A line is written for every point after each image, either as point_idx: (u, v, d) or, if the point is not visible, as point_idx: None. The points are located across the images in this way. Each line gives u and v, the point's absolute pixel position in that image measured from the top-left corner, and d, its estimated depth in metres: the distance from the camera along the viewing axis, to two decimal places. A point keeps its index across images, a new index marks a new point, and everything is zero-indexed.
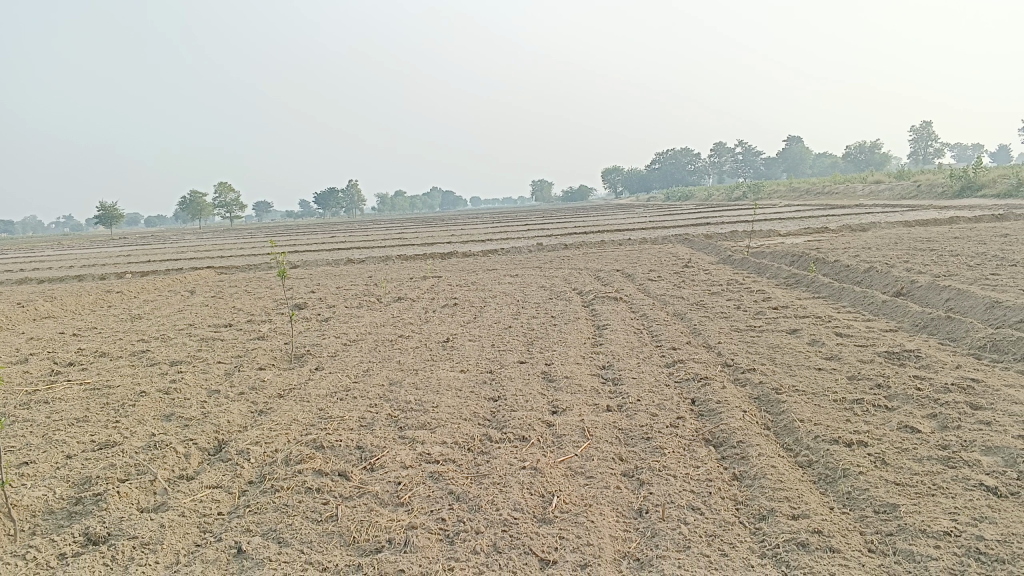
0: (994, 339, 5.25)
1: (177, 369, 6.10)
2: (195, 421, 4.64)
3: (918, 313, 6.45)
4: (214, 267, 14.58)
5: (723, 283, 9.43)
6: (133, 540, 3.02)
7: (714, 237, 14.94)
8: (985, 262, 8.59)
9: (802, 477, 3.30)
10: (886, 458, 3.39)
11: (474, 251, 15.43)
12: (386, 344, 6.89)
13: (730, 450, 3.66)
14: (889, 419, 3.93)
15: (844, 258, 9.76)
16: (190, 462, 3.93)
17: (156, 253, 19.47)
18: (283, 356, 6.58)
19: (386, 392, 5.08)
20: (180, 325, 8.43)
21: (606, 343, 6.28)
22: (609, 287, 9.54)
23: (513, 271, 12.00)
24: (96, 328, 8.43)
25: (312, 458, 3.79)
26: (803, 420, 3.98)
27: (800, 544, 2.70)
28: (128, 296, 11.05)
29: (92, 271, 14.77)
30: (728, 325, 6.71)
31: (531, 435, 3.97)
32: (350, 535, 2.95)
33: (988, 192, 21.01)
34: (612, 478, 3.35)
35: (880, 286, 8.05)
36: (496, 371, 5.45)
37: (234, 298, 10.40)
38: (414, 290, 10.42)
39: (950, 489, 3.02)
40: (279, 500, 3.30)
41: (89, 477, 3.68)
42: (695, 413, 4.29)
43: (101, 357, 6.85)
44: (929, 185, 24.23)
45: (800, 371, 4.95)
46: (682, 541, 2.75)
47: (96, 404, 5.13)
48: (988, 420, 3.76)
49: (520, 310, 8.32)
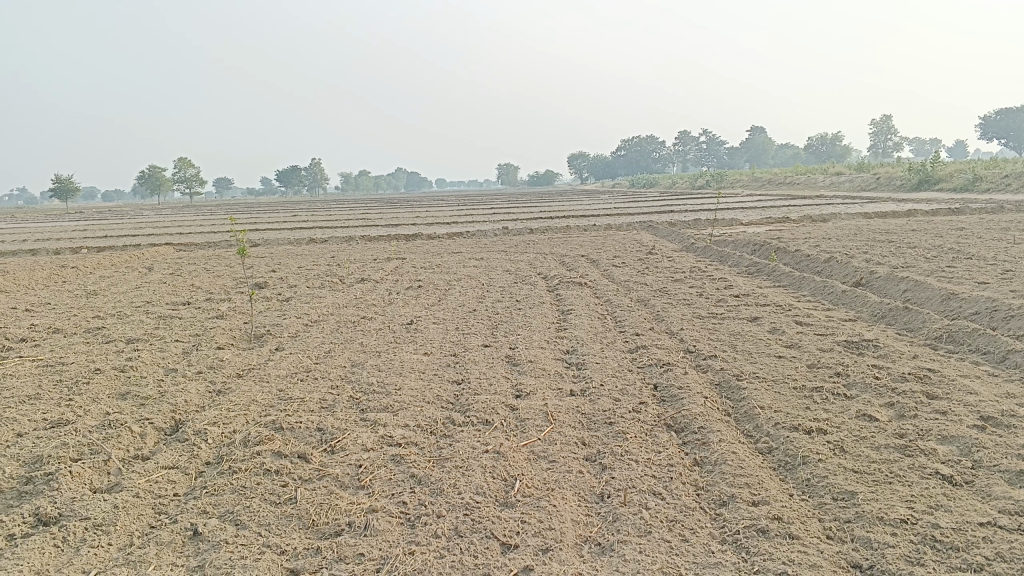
0: (950, 331, 5.35)
1: (134, 347, 5.98)
2: (151, 399, 4.55)
3: (876, 303, 6.55)
4: (173, 244, 14.29)
5: (686, 270, 9.49)
6: (86, 521, 2.94)
7: (678, 225, 15.03)
8: (942, 254, 8.75)
9: (762, 463, 3.33)
10: (845, 446, 3.44)
11: (439, 234, 15.34)
12: (349, 325, 6.81)
13: (691, 436, 3.68)
14: (847, 407, 3.99)
15: (805, 247, 9.89)
16: (145, 441, 3.85)
17: (113, 228, 19.07)
18: (243, 335, 6.48)
19: (347, 373, 5.03)
20: (137, 302, 8.26)
21: (570, 327, 6.29)
22: (575, 272, 9.54)
23: (478, 254, 11.95)
24: (49, 304, 8.20)
25: (271, 440, 3.73)
26: (763, 406, 4.02)
27: (759, 530, 2.71)
28: (84, 272, 10.78)
29: (45, 245, 14.41)
30: (691, 312, 6.77)
31: (493, 418, 3.96)
32: (309, 518, 2.91)
33: (945, 186, 21.45)
34: (575, 463, 3.35)
35: (840, 275, 8.17)
36: (459, 354, 5.43)
37: (193, 277, 10.21)
38: (378, 272, 10.32)
39: (906, 477, 3.07)
40: (237, 482, 3.24)
41: (40, 456, 3.58)
42: (657, 399, 4.30)
43: (55, 333, 6.70)
44: (888, 177, 24.68)
45: (761, 359, 5.00)
46: (644, 526, 2.75)
47: (48, 380, 5.01)
48: (944, 410, 3.83)
49: (485, 293, 8.30)
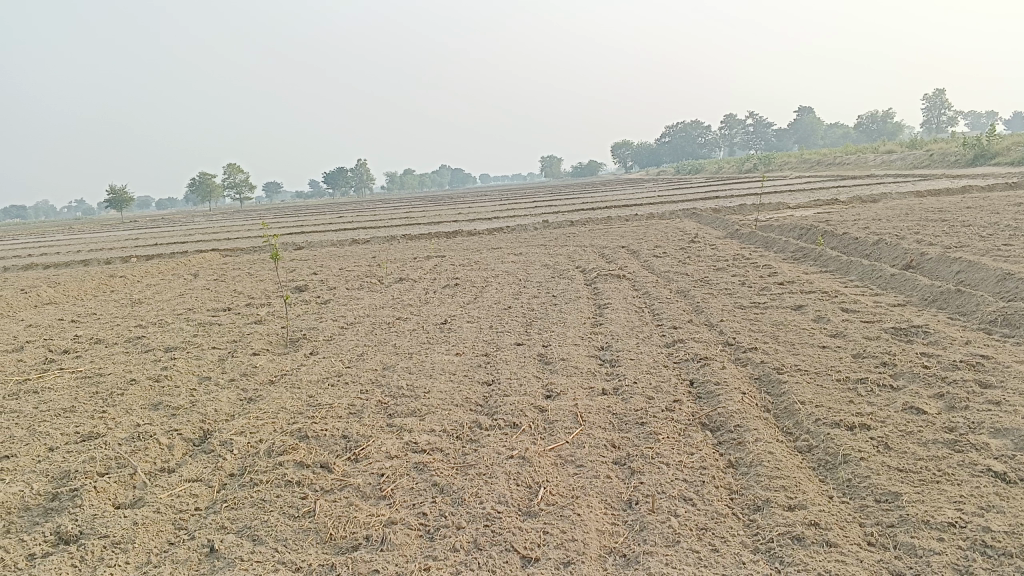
0: (1005, 314, 5.08)
1: (172, 355, 6.01)
2: (182, 409, 4.55)
3: (927, 286, 6.27)
4: (219, 249, 14.45)
5: (728, 258, 9.24)
6: (104, 539, 2.90)
7: (722, 212, 14.70)
8: (998, 232, 8.39)
9: (801, 463, 3.16)
10: (890, 442, 3.24)
11: (479, 230, 15.23)
12: (384, 327, 6.76)
13: (727, 435, 3.52)
14: (893, 400, 3.78)
15: (852, 230, 9.58)
16: (173, 453, 3.83)
17: (164, 236, 19.38)
18: (278, 340, 6.48)
19: (378, 377, 4.96)
20: (179, 309, 8.34)
21: (606, 322, 6.16)
22: (614, 265, 9.36)
23: (517, 250, 11.83)
24: (95, 314, 8.32)
25: (295, 450, 3.68)
26: (804, 401, 3.83)
27: (794, 537, 2.56)
28: (131, 280, 10.95)
29: (97, 255, 14.74)
30: (731, 301, 6.58)
31: (521, 421, 3.85)
32: (326, 531, 2.84)
33: (1002, 161, 20.64)
34: (603, 467, 3.22)
35: (889, 258, 7.86)
36: (492, 353, 5.34)
37: (235, 282, 10.29)
38: (417, 271, 10.27)
39: (956, 475, 2.87)
40: (257, 495, 3.19)
41: (68, 471, 3.57)
42: (693, 396, 4.15)
43: (97, 344, 6.77)
44: (942, 154, 23.89)
45: (804, 350, 4.80)
46: (671, 535, 2.61)
47: (85, 392, 5.04)
48: (998, 400, 3.60)
49: (523, 289, 8.19)
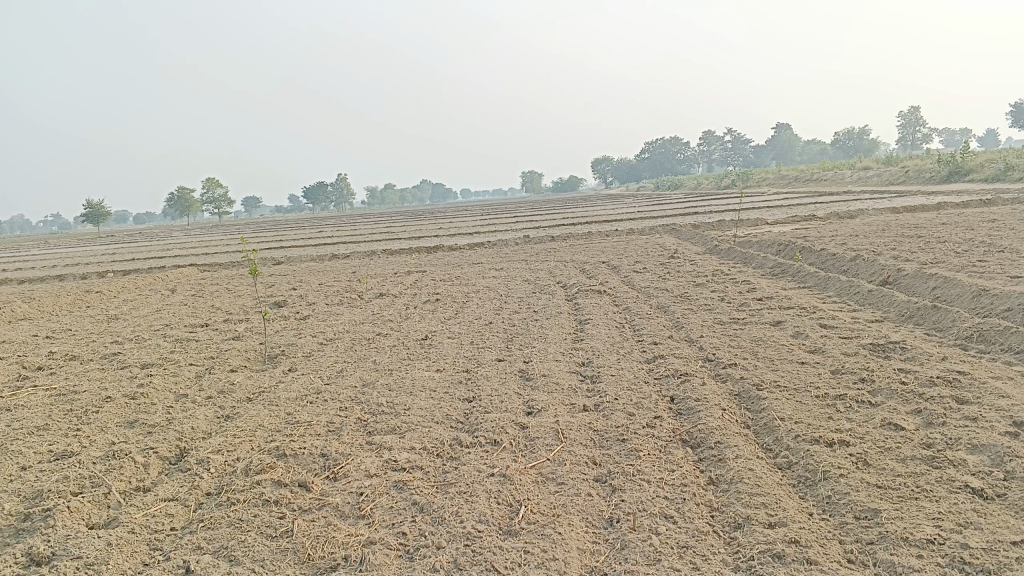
0: (981, 330, 5.13)
1: (148, 372, 5.93)
2: (158, 427, 4.48)
3: (903, 302, 6.33)
4: (197, 264, 14.32)
5: (708, 273, 9.29)
6: (77, 560, 2.85)
7: (701, 227, 14.80)
8: (973, 248, 8.49)
9: (781, 480, 3.17)
10: (869, 458, 3.26)
11: (460, 245, 15.23)
12: (364, 343, 6.72)
13: (707, 452, 3.53)
14: (872, 416, 3.81)
15: (830, 246, 9.67)
16: (149, 472, 3.77)
17: (141, 251, 19.18)
18: (257, 357, 6.42)
19: (358, 394, 4.93)
20: (156, 325, 8.25)
21: (587, 338, 6.16)
22: (594, 280, 9.38)
23: (498, 264, 11.83)
24: (70, 330, 8.21)
25: (273, 468, 3.64)
26: (784, 417, 3.85)
27: (775, 555, 2.56)
28: (107, 295, 10.83)
29: (73, 271, 14.55)
30: (711, 317, 6.61)
31: (502, 438, 3.83)
32: (305, 552, 2.80)
33: (976, 177, 20.94)
34: (584, 485, 3.21)
35: (866, 274, 7.93)
36: (472, 370, 5.32)
37: (213, 297, 10.20)
38: (397, 286, 10.24)
39: (934, 492, 2.89)
40: (234, 514, 3.15)
41: (41, 491, 3.50)
42: (673, 413, 4.15)
43: (72, 360, 6.68)
44: (917, 170, 24.23)
45: (783, 366, 4.82)
46: (652, 553, 2.60)
47: (59, 410, 4.96)
48: (974, 415, 3.63)
49: (503, 304, 8.19)
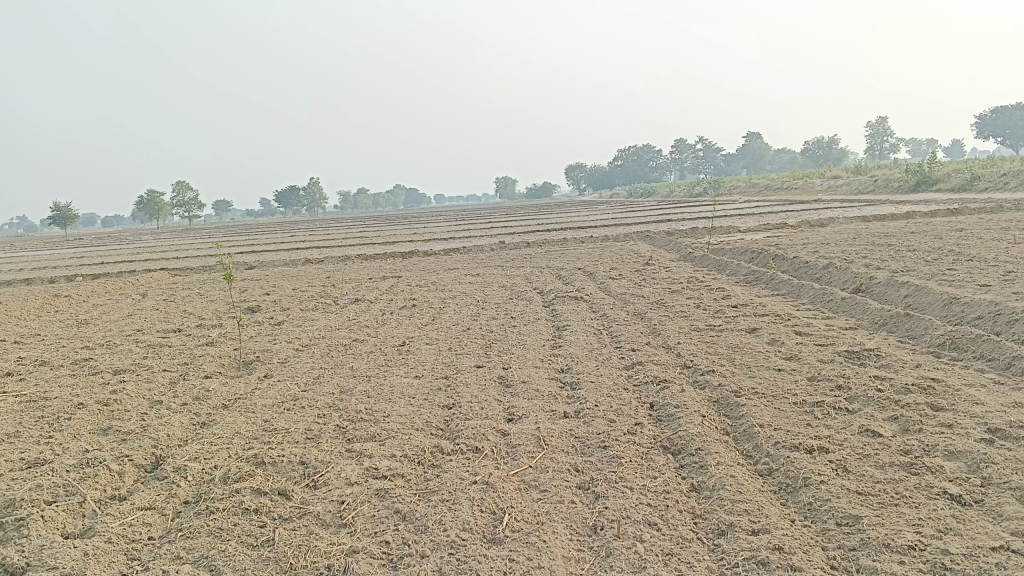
0: (953, 338, 5.21)
1: (121, 378, 5.84)
2: (133, 434, 4.41)
3: (876, 310, 6.41)
4: (167, 269, 14.13)
5: (683, 280, 9.35)
6: (53, 571, 2.79)
7: (675, 234, 14.89)
8: (942, 256, 8.63)
9: (763, 487, 3.19)
10: (848, 465, 3.29)
11: (435, 250, 15.18)
12: (340, 349, 6.67)
13: (689, 458, 3.54)
14: (850, 423, 3.85)
15: (802, 254, 9.78)
16: (124, 480, 3.71)
17: (109, 255, 18.90)
18: (232, 363, 6.34)
19: (336, 401, 4.89)
20: (127, 330, 8.13)
21: (565, 344, 6.17)
22: (570, 286, 9.39)
23: (474, 270, 11.80)
24: (39, 335, 8.06)
25: (252, 476, 3.59)
26: (763, 424, 3.87)
27: (759, 562, 2.58)
28: (76, 300, 10.65)
29: (40, 275, 14.26)
30: (688, 324, 6.65)
31: (483, 445, 3.82)
32: (287, 561, 2.77)
33: (943, 187, 21.29)
34: (567, 492, 3.21)
35: (839, 282, 8.02)
36: (451, 376, 5.30)
37: (185, 302, 10.07)
38: (373, 291, 10.19)
39: (913, 498, 2.93)
40: (214, 523, 3.11)
41: (13, 500, 3.43)
42: (654, 419, 4.17)
43: (41, 366, 6.55)
44: (886, 180, 24.58)
45: (760, 373, 4.86)
46: (638, 561, 2.61)
47: (30, 417, 4.87)
48: (950, 423, 3.68)
49: (480, 310, 8.18)
